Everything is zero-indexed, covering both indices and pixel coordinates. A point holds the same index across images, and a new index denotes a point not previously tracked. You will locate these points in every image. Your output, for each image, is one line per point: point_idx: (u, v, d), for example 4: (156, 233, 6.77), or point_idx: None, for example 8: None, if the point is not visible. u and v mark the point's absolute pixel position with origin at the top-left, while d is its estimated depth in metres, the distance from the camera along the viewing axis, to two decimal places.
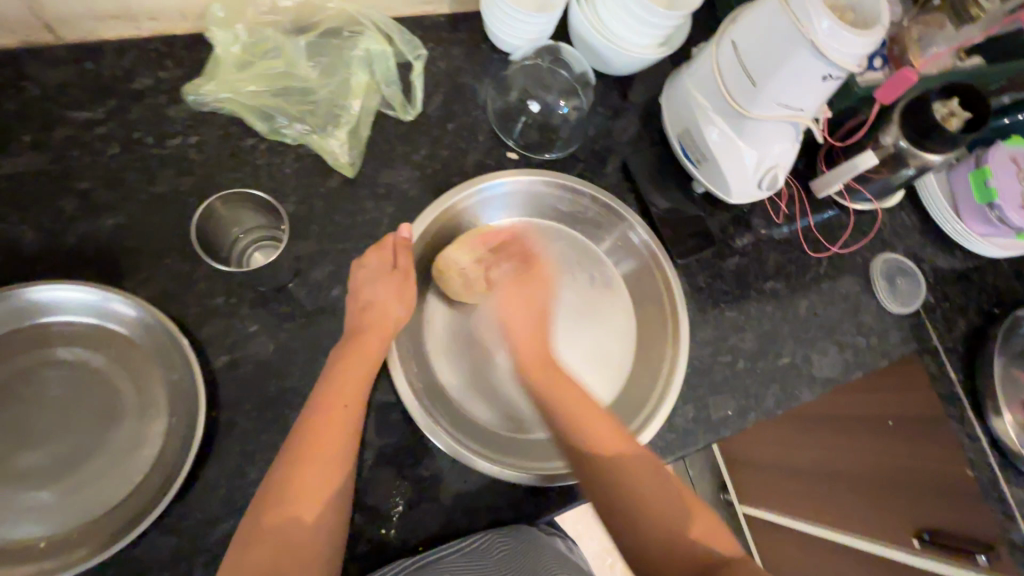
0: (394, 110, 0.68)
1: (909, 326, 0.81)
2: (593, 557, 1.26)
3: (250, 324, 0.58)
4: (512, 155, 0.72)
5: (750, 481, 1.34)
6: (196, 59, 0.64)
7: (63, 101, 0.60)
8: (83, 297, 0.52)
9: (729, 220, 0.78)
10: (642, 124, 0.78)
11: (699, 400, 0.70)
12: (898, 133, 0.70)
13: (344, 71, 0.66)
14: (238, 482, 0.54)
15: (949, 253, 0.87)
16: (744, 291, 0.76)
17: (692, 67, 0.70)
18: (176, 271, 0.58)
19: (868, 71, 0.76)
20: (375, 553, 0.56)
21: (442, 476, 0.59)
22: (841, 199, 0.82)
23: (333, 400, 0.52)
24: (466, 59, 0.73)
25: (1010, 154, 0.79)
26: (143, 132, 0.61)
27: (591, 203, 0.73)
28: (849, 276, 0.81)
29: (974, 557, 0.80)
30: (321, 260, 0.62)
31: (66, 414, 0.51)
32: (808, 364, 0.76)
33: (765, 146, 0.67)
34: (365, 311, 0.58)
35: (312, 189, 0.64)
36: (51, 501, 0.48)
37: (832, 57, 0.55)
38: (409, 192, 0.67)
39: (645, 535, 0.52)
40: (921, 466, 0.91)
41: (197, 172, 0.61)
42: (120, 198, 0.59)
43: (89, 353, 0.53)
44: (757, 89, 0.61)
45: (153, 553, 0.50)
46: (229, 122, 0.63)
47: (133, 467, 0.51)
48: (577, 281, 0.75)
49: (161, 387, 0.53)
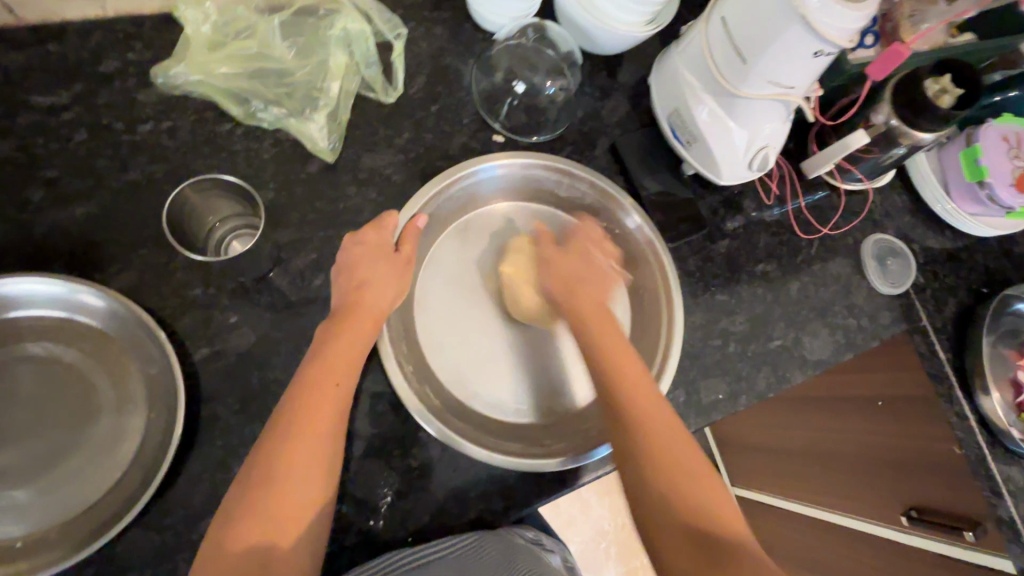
0: (375, 92, 0.65)
1: (899, 307, 0.81)
2: (586, 541, 1.28)
3: (230, 316, 0.57)
4: (498, 138, 0.70)
5: (745, 462, 1.36)
6: (167, 41, 0.61)
7: (27, 86, 0.57)
8: (51, 289, 0.50)
9: (720, 203, 0.77)
10: (631, 105, 0.76)
11: (690, 384, 0.69)
12: (889, 112, 0.69)
13: (321, 52, 0.64)
14: (221, 476, 0.53)
15: (940, 233, 0.86)
16: (735, 275, 0.76)
17: (682, 44, 0.68)
18: (152, 261, 0.56)
19: (860, 49, 0.72)
20: (364, 544, 0.55)
21: (432, 466, 0.58)
22: (832, 180, 0.81)
23: (317, 389, 0.50)
24: (450, 38, 0.71)
25: (1000, 134, 0.78)
26: (112, 117, 0.59)
27: (589, 189, 0.72)
28: (840, 257, 0.81)
29: (963, 533, 0.81)
30: (302, 249, 0.60)
31: (39, 411, 0.49)
32: (800, 346, 0.75)
33: (756, 126, 0.66)
34: (348, 295, 0.56)
35: (291, 175, 0.62)
36: (27, 501, 0.47)
37: (823, 32, 0.53)
38: (392, 177, 0.65)
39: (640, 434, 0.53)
40: (909, 445, 0.93)
41: (171, 159, 0.59)
42: (90, 187, 0.57)
43: (62, 348, 0.51)
44: (748, 67, 0.60)
45: (136, 551, 0.50)
46: (203, 107, 0.61)
47: (113, 464, 0.49)
48: None
49: (139, 380, 0.52)
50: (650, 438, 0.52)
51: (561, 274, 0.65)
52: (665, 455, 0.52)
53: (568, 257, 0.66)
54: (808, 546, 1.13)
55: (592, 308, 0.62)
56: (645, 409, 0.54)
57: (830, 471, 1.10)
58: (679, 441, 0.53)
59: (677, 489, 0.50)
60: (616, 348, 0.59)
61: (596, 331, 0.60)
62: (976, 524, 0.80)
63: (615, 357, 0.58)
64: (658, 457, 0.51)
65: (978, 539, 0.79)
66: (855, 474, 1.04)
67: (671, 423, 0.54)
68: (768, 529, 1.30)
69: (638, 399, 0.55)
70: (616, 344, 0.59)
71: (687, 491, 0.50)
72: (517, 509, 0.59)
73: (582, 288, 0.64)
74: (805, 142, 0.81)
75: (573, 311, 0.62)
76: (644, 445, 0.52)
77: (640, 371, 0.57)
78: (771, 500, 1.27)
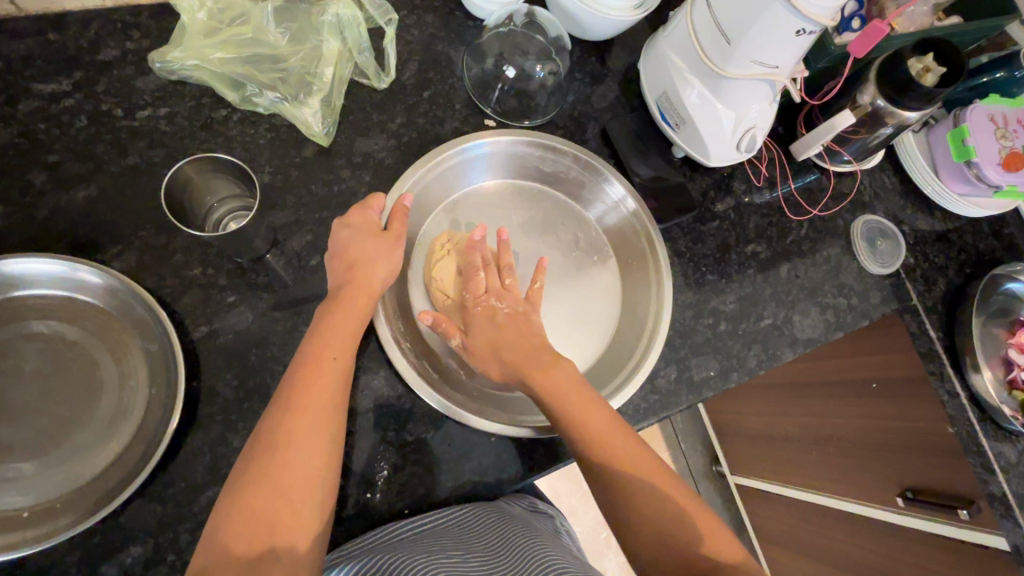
0: (368, 79, 0.67)
1: (889, 286, 0.82)
2: (586, 531, 1.30)
3: (229, 296, 0.58)
4: (490, 122, 0.72)
5: (738, 450, 1.36)
6: (164, 30, 0.63)
7: (29, 74, 0.59)
8: (54, 269, 0.52)
9: (710, 184, 0.79)
10: (621, 90, 0.77)
11: (681, 362, 0.70)
12: (875, 92, 0.70)
13: (315, 38, 0.65)
14: (222, 450, 0.54)
15: (930, 215, 0.87)
16: (725, 255, 0.77)
17: (669, 28, 0.69)
18: (152, 243, 0.58)
19: (846, 33, 0.73)
20: (362, 518, 0.56)
21: (428, 441, 0.60)
22: (821, 162, 0.83)
23: (317, 361, 0.52)
24: (441, 26, 0.72)
25: (988, 113, 0.79)
26: (111, 103, 0.60)
27: (572, 162, 0.73)
28: (830, 238, 0.82)
29: (956, 510, 0.85)
30: (297, 230, 0.62)
31: (44, 387, 0.51)
32: (790, 325, 0.76)
33: (743, 107, 0.67)
34: (347, 271, 0.57)
35: (287, 159, 0.63)
36: (32, 474, 0.48)
37: (805, 10, 0.53)
38: (385, 161, 0.66)
39: (575, 422, 0.54)
40: (905, 424, 0.94)
41: (169, 144, 0.61)
42: (91, 171, 0.58)
43: (65, 325, 0.52)
44: (732, 47, 0.61)
45: (138, 522, 0.51)
46: (201, 92, 0.62)
47: (116, 437, 0.51)
48: (545, 243, 0.73)
49: (141, 357, 0.53)
50: (627, 488, 0.51)
51: (481, 324, 0.60)
52: (604, 429, 0.54)
53: (495, 288, 0.63)
54: (814, 531, 1.14)
55: (526, 346, 0.59)
56: (593, 416, 0.54)
57: (825, 455, 1.10)
58: (599, 415, 0.55)
59: (607, 450, 0.53)
60: (561, 381, 0.56)
61: (538, 360, 0.58)
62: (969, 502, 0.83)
63: (554, 386, 0.56)
64: (588, 430, 0.53)
65: (969, 516, 0.83)
66: (850, 456, 1.05)
67: (645, 453, 0.54)
68: (769, 517, 1.30)
69: (585, 418, 0.54)
70: (559, 377, 0.56)
71: (667, 510, 0.50)
72: (514, 481, 0.61)
73: (517, 337, 0.59)
74: (795, 125, 0.83)
75: (508, 360, 0.58)
76: (572, 425, 0.54)
77: (594, 402, 0.56)
78: (766, 488, 1.27)
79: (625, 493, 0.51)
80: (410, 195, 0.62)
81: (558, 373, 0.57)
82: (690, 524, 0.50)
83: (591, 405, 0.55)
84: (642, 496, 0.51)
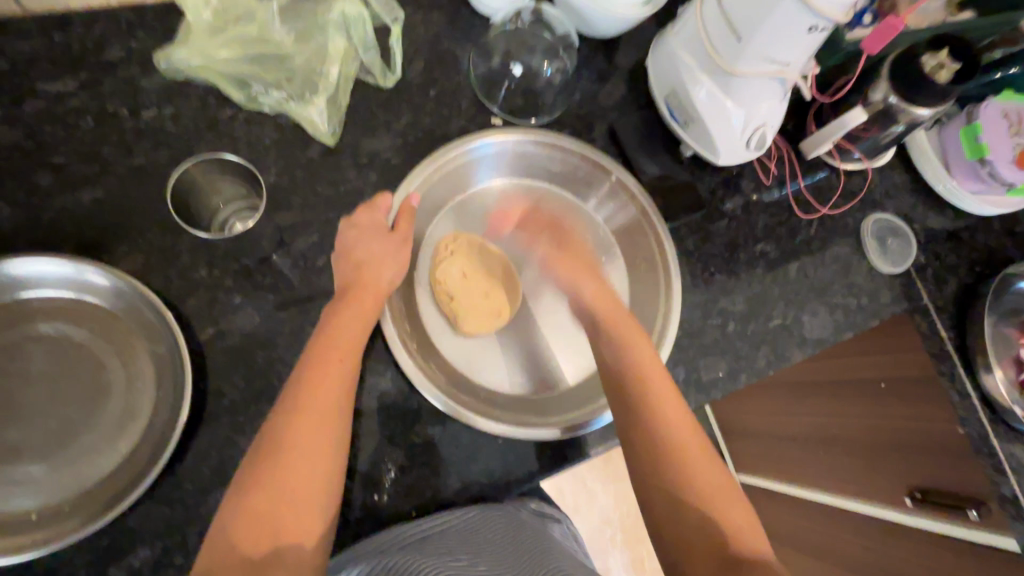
0: (373, 77, 0.66)
1: (899, 286, 0.81)
2: (591, 529, 1.30)
3: (235, 297, 0.58)
4: (496, 120, 0.71)
5: (746, 448, 1.36)
6: (170, 29, 0.63)
7: (34, 74, 0.59)
8: (60, 271, 0.52)
9: (719, 183, 0.78)
10: (629, 87, 0.76)
11: (690, 363, 0.70)
12: (887, 89, 0.69)
13: (321, 37, 0.64)
14: (229, 452, 0.54)
15: (941, 213, 0.86)
16: (734, 255, 0.76)
17: (678, 25, 0.68)
18: (158, 244, 0.57)
19: (856, 29, 0.72)
20: (369, 520, 0.56)
21: (436, 442, 0.59)
22: (830, 160, 0.82)
23: (322, 363, 0.51)
24: (447, 24, 0.71)
25: (1001, 111, 0.77)
26: (116, 104, 0.60)
27: (581, 162, 0.72)
28: (840, 237, 0.81)
29: (966, 511, 0.82)
30: (304, 231, 0.61)
31: (51, 389, 0.51)
32: (799, 325, 0.76)
33: (753, 105, 0.66)
34: (354, 272, 0.57)
35: (292, 159, 0.63)
36: (41, 476, 0.48)
37: (818, 6, 0.52)
38: (391, 160, 0.66)
39: (633, 366, 0.57)
40: (913, 426, 0.93)
41: (175, 144, 0.60)
42: (97, 172, 0.58)
43: (73, 328, 0.52)
44: (743, 44, 0.60)
45: (147, 524, 0.51)
46: (206, 92, 0.62)
47: (124, 440, 0.51)
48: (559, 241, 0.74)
49: (148, 360, 0.53)
50: (668, 442, 0.52)
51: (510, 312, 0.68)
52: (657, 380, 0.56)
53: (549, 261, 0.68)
54: (818, 531, 1.12)
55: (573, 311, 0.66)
56: (653, 368, 0.57)
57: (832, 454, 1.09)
58: (656, 367, 0.57)
59: (658, 400, 0.54)
60: (625, 329, 0.61)
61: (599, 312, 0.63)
62: (978, 503, 0.81)
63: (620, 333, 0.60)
64: (646, 375, 0.56)
65: (979, 518, 0.80)
66: (859, 456, 1.03)
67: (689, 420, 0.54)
68: (775, 516, 1.30)
69: (643, 364, 0.57)
70: (625, 326, 0.61)
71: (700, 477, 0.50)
72: (521, 483, 0.61)
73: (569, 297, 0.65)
74: (804, 123, 0.82)
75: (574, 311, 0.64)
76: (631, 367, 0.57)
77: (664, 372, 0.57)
78: (773, 487, 1.27)
79: (659, 445, 0.52)
80: (417, 195, 0.62)
81: (617, 321, 0.62)
82: (716, 504, 0.49)
83: (656, 369, 0.57)
84: (674, 456, 0.51)
